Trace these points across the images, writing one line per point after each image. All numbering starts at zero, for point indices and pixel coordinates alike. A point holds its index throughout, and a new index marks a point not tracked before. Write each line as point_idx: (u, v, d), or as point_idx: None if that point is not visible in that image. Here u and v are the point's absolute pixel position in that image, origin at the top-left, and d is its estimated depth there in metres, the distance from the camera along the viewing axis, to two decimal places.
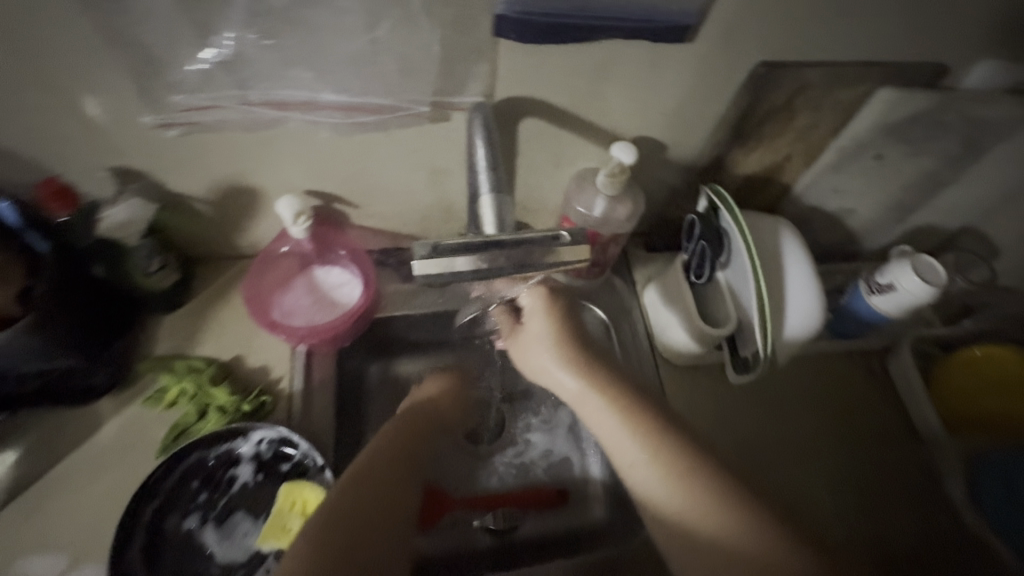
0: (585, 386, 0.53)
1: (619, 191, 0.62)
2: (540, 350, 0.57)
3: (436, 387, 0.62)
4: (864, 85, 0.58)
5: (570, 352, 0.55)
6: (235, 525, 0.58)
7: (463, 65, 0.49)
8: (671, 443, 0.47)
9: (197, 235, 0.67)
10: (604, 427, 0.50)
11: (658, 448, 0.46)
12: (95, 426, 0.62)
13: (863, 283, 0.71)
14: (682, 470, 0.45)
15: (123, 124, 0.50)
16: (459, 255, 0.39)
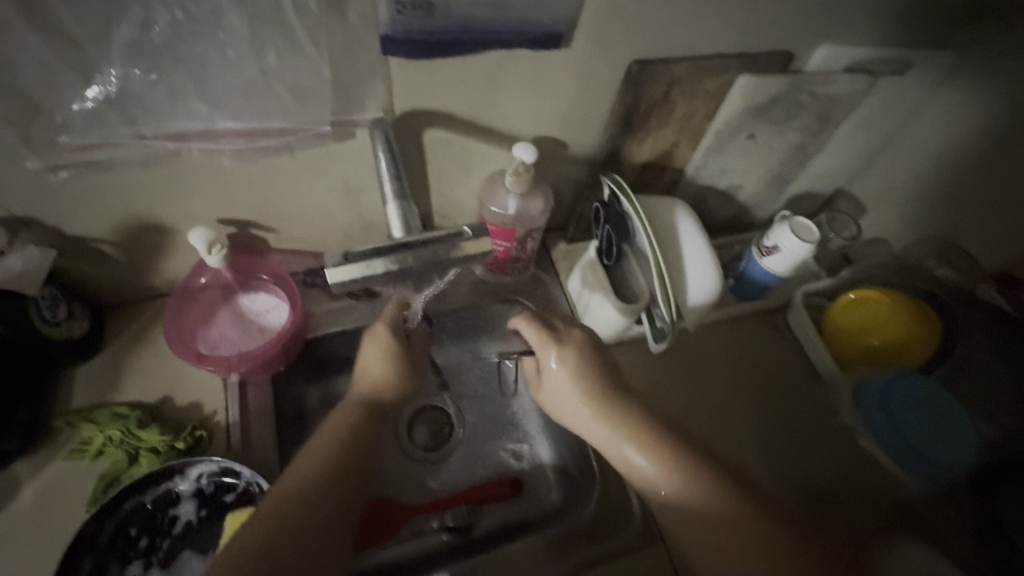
0: (618, 433, 0.59)
1: (528, 190, 0.66)
2: (568, 401, 0.62)
3: (378, 356, 0.61)
4: (726, 74, 0.66)
5: (593, 396, 0.61)
6: (183, 566, 0.57)
7: (358, 85, 0.52)
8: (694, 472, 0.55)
9: (105, 278, 0.65)
10: (630, 454, 0.58)
11: (686, 480, 0.55)
12: (13, 491, 0.58)
13: (755, 248, 0.79)
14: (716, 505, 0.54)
15: (8, 174, 0.49)
16: (372, 259, 0.41)
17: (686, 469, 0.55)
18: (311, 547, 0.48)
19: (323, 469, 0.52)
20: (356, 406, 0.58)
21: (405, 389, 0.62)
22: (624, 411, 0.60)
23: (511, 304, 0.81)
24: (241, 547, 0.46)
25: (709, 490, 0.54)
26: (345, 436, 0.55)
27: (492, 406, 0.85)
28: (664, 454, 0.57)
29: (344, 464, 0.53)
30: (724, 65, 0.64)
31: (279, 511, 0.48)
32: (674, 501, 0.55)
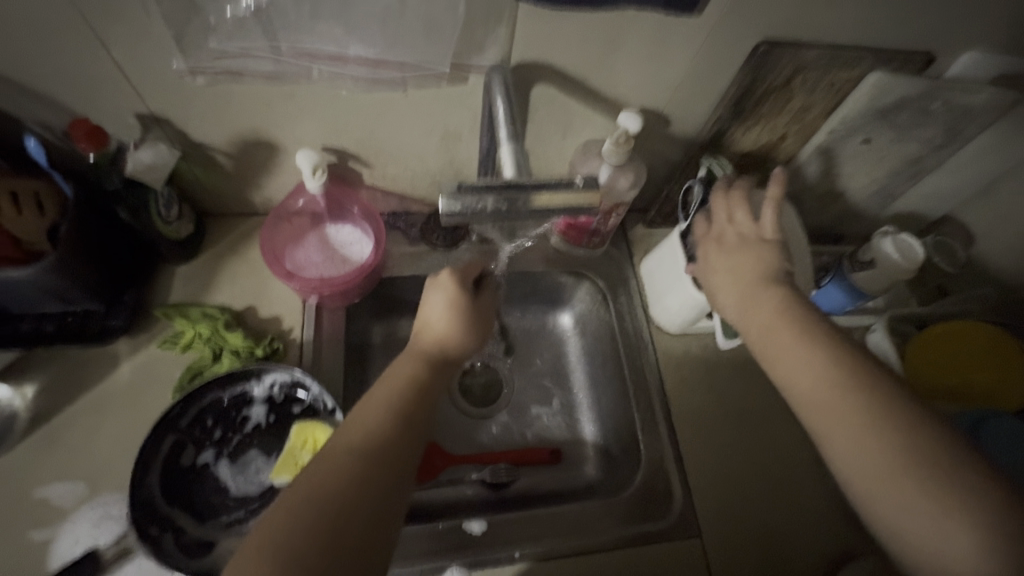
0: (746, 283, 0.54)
1: (624, 161, 0.65)
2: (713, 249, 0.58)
3: (442, 307, 0.58)
4: (857, 68, 0.62)
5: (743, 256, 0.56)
6: (248, 463, 0.61)
7: (484, 28, 0.52)
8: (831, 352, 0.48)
9: (214, 188, 0.69)
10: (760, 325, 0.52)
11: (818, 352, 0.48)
12: (111, 365, 0.64)
13: (846, 260, 0.75)
14: (854, 385, 0.45)
15: (153, 68, 0.52)
16: (484, 194, 0.42)
17: (835, 362, 0.47)
18: (371, 503, 0.43)
19: (379, 420, 0.48)
20: (413, 359, 0.54)
21: (469, 338, 0.58)
22: (769, 299, 0.52)
23: (581, 278, 0.81)
24: (297, 507, 0.41)
25: (858, 392, 0.45)
26: (403, 389, 0.51)
27: (542, 376, 0.84)
28: (813, 339, 0.49)
29: (400, 412, 0.49)
30: (858, 57, 0.60)
31: (336, 463, 0.44)
32: (805, 391, 0.47)
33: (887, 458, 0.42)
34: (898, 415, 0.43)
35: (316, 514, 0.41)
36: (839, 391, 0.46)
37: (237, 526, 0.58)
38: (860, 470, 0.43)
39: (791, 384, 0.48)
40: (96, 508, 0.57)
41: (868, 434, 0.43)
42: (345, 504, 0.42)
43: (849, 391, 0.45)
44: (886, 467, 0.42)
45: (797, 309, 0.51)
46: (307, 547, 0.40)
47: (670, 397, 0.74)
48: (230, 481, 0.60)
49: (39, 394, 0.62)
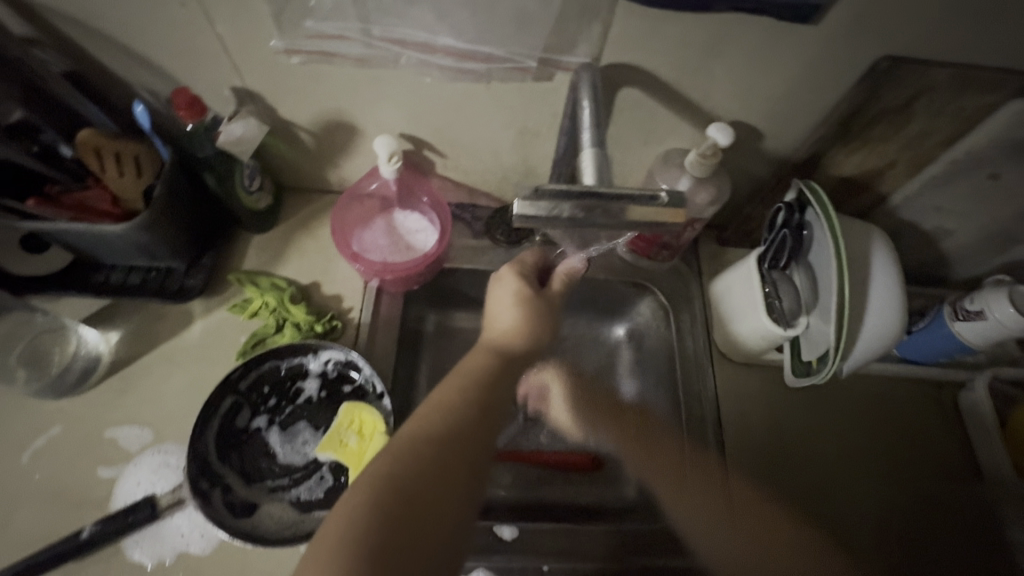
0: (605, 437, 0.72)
1: (707, 175, 0.61)
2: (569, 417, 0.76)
3: (509, 299, 0.56)
4: (996, 94, 0.54)
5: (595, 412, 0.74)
6: (296, 433, 0.63)
7: (578, 24, 0.50)
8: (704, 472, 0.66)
9: (295, 164, 0.71)
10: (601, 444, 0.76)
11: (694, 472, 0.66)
12: (185, 323, 0.68)
13: (949, 307, 0.67)
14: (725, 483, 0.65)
15: (252, 46, 0.54)
16: (562, 201, 0.40)
17: (654, 455, 0.67)
18: (436, 503, 0.42)
19: (453, 412, 0.47)
20: (484, 350, 0.52)
21: (538, 332, 0.54)
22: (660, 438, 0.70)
23: (643, 291, 0.78)
24: (357, 504, 0.40)
25: (693, 484, 0.65)
26: (475, 379, 0.49)
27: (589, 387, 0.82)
28: (632, 438, 0.68)
29: (472, 412, 0.47)
30: (999, 83, 0.53)
31: (403, 457, 0.43)
32: (670, 499, 0.65)
33: (716, 516, 0.63)
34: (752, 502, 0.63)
35: (381, 510, 0.40)
36: (694, 502, 0.64)
37: (280, 493, 0.60)
38: (699, 540, 0.62)
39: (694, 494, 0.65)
40: (157, 455, 0.60)
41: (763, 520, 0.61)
42: (417, 492, 0.42)
43: (691, 481, 0.65)
44: (732, 529, 0.61)
45: (623, 425, 0.70)
46: (363, 552, 0.38)
47: (725, 429, 0.69)
48: (279, 448, 0.63)
49: (121, 341, 0.66)
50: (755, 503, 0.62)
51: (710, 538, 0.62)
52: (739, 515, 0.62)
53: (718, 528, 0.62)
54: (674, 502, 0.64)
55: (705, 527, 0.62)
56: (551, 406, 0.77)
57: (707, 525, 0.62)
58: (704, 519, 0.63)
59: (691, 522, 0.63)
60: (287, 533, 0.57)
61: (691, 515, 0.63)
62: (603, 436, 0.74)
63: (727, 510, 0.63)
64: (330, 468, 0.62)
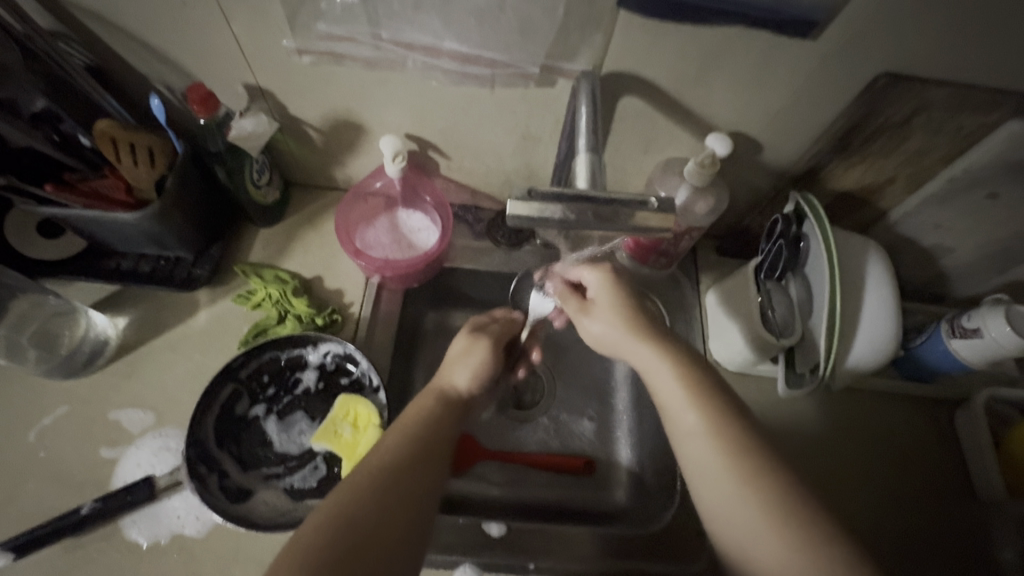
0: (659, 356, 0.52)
1: (705, 184, 0.62)
2: (604, 303, 0.57)
3: (462, 348, 0.60)
4: (994, 114, 0.55)
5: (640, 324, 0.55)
6: (293, 423, 0.65)
7: (580, 34, 0.51)
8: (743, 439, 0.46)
9: (303, 161, 0.73)
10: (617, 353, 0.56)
11: (725, 437, 0.46)
12: (191, 311, 0.69)
13: (945, 324, 0.67)
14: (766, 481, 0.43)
15: (265, 45, 0.56)
16: (553, 203, 0.41)
17: (698, 371, 0.51)
18: (389, 530, 0.42)
19: (402, 444, 0.48)
20: (430, 396, 0.55)
21: (480, 376, 0.58)
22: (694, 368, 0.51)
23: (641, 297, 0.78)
24: (311, 530, 0.40)
25: (755, 452, 0.45)
26: (423, 419, 0.51)
27: (585, 390, 0.82)
28: (655, 342, 0.53)
29: (420, 445, 0.48)
30: (996, 102, 0.53)
31: (356, 481, 0.43)
32: (691, 446, 0.47)
33: (777, 524, 0.41)
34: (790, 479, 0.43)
35: (333, 531, 0.40)
36: (758, 484, 0.43)
37: (274, 480, 0.61)
38: (735, 514, 0.43)
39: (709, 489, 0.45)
40: (157, 438, 0.62)
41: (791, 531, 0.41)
42: (368, 513, 0.42)
43: (749, 450, 0.45)
44: (788, 543, 0.40)
45: (667, 346, 0.53)
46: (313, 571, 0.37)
47: None
48: (275, 437, 0.64)
49: (128, 326, 0.68)
50: (828, 523, 0.41)
51: (762, 543, 0.41)
52: (805, 526, 0.41)
53: (759, 496, 0.43)
54: (695, 474, 0.47)
55: (766, 507, 0.42)
56: (594, 295, 0.59)
57: (770, 502, 0.42)
58: (765, 523, 0.42)
59: (752, 511, 0.43)
60: (279, 519, 0.58)
61: (747, 507, 0.43)
62: (636, 347, 0.54)
63: (793, 530, 0.41)
64: (325, 458, 0.63)
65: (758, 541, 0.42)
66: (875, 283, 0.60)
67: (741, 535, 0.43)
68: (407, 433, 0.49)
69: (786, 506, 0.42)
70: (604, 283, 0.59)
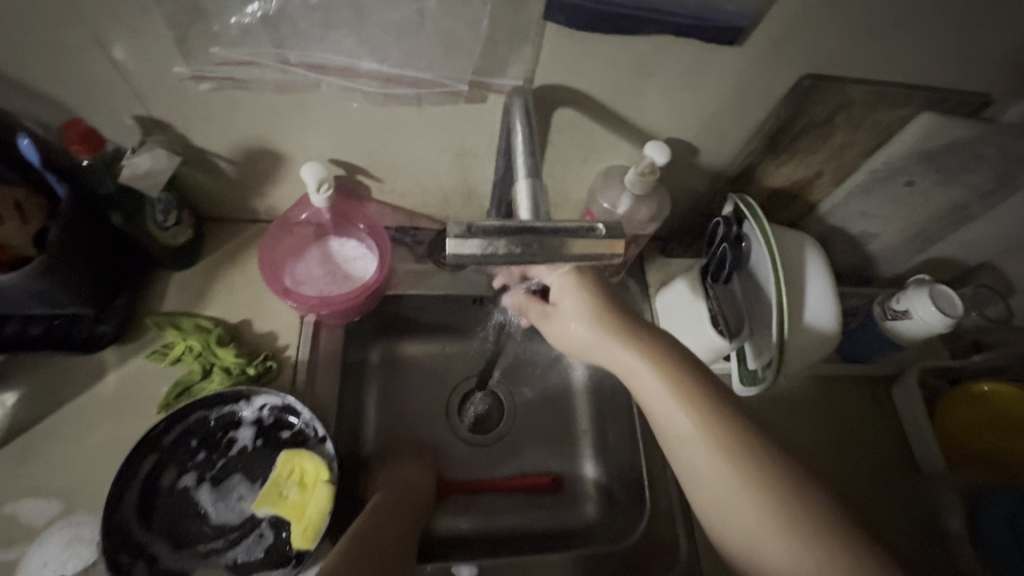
0: (637, 355, 0.50)
1: (646, 192, 0.61)
2: (571, 305, 0.55)
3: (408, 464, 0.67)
4: (906, 108, 0.57)
5: (619, 324, 0.52)
6: (230, 489, 0.58)
7: (507, 47, 0.48)
8: (738, 439, 0.45)
9: (216, 194, 0.66)
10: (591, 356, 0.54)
11: (719, 436, 0.45)
12: (97, 376, 0.61)
13: (878, 308, 0.71)
14: (764, 481, 0.42)
15: (154, 73, 0.49)
16: (496, 237, 0.38)
17: (686, 368, 0.49)
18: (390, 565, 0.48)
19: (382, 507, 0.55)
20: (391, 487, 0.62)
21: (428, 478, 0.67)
22: (673, 362, 0.49)
23: None
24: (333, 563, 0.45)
25: (757, 455, 0.44)
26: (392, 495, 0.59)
27: (546, 407, 0.80)
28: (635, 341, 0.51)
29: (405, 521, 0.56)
30: (908, 97, 0.56)
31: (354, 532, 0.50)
32: (689, 449, 0.46)
33: (782, 530, 0.40)
34: (794, 480, 0.42)
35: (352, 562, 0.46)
36: (757, 485, 0.42)
37: (214, 557, 0.55)
38: (739, 520, 0.42)
39: (716, 507, 0.44)
40: (67, 529, 0.54)
41: (788, 535, 0.40)
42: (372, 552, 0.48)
43: (746, 451, 0.44)
44: (795, 548, 0.39)
45: (647, 342, 0.51)
46: None
47: None
48: (210, 508, 0.57)
49: (20, 401, 0.59)
50: (834, 522, 0.40)
51: (764, 550, 0.41)
52: (812, 530, 0.40)
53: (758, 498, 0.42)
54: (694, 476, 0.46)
55: (773, 518, 0.41)
56: (562, 300, 0.56)
57: (770, 504, 0.41)
58: (767, 525, 0.41)
59: (752, 515, 0.42)
60: None
61: (748, 511, 0.42)
62: (614, 348, 0.52)
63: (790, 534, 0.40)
64: (270, 524, 0.57)
65: (764, 553, 0.41)
66: (811, 270, 0.62)
67: (744, 541, 0.42)
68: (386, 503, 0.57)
69: (794, 511, 0.41)
70: (567, 286, 0.55)
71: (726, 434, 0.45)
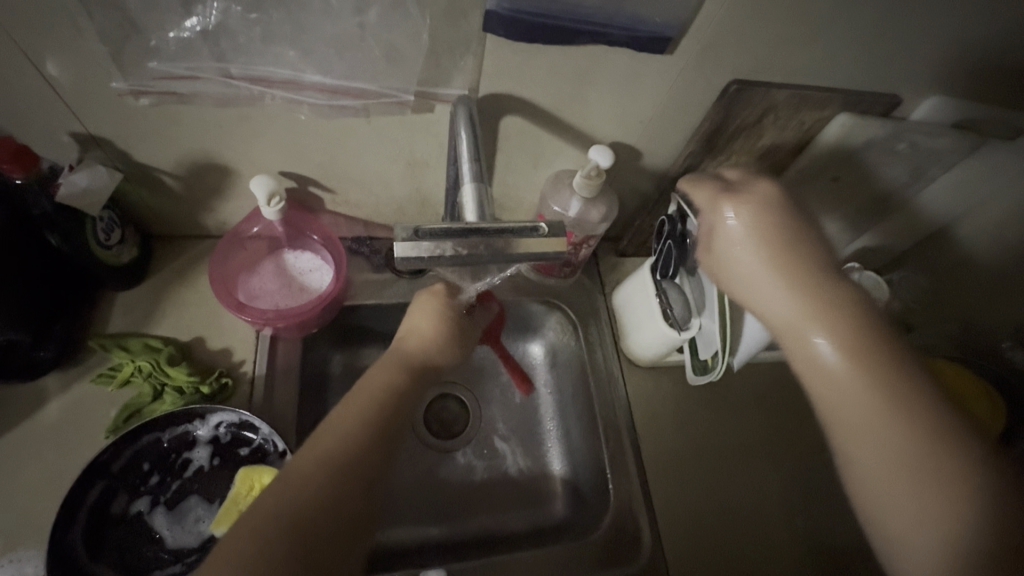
0: (850, 347, 0.46)
1: (594, 194, 0.63)
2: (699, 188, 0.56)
3: (428, 315, 0.59)
4: (826, 109, 0.62)
5: (788, 259, 0.51)
6: (187, 510, 0.57)
7: (450, 58, 0.50)
8: (904, 419, 0.43)
9: (162, 211, 0.65)
10: (763, 303, 0.51)
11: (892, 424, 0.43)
12: (38, 403, 0.58)
13: None
14: (915, 459, 0.42)
15: (89, 88, 0.48)
16: (443, 239, 0.40)
17: (866, 339, 0.46)
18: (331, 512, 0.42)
19: (352, 432, 0.46)
20: (393, 364, 0.54)
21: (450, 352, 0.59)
22: (855, 327, 0.47)
23: (552, 307, 0.79)
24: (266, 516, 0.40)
25: (898, 422, 0.43)
26: (377, 396, 0.50)
27: (512, 408, 0.81)
28: (837, 323, 0.47)
29: (378, 425, 0.48)
30: (827, 99, 0.60)
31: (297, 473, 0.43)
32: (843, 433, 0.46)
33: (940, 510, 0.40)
34: (936, 438, 0.42)
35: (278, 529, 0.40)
36: (907, 455, 0.42)
37: None
38: (901, 514, 0.42)
39: (871, 481, 0.44)
40: (9, 566, 0.51)
41: (925, 505, 0.41)
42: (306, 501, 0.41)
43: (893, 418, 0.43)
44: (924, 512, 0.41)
45: (819, 297, 0.49)
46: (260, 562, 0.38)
47: (641, 433, 0.72)
48: (167, 531, 0.55)
49: None
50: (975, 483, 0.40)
51: (895, 517, 0.42)
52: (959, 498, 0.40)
53: (943, 491, 0.40)
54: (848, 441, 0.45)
55: (888, 476, 0.42)
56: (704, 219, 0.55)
57: (912, 477, 0.42)
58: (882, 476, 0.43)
59: (890, 498, 0.42)
60: None
61: (888, 482, 0.42)
62: (803, 331, 0.48)
63: (885, 468, 0.43)
64: None
65: (896, 521, 0.42)
66: None
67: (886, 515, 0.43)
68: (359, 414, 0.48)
69: (927, 476, 0.41)
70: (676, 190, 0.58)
71: (901, 422, 0.43)
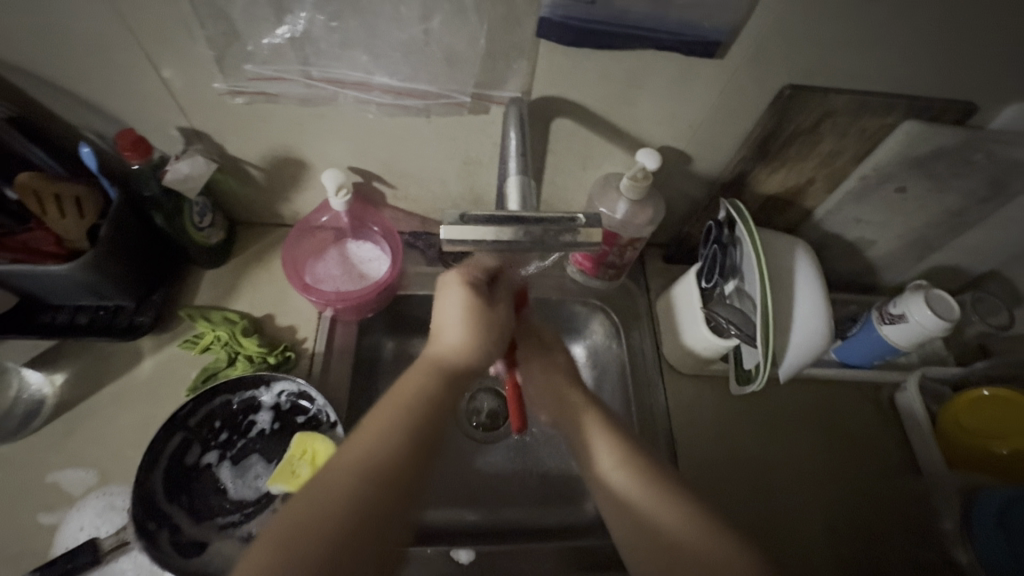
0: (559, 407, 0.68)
1: (641, 196, 0.64)
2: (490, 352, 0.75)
3: (454, 312, 0.54)
4: (889, 115, 0.59)
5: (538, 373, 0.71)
6: (249, 467, 0.63)
7: (505, 63, 0.54)
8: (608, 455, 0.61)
9: (246, 200, 0.73)
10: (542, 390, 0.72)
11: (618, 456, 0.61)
12: (134, 361, 0.67)
13: (875, 312, 0.71)
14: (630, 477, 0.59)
15: (195, 87, 0.56)
16: (485, 225, 0.43)
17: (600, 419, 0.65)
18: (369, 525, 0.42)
19: (393, 442, 0.45)
20: (424, 367, 0.51)
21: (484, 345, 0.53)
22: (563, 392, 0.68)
23: (594, 309, 0.80)
24: (303, 524, 0.41)
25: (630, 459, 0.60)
26: (420, 400, 0.48)
27: None
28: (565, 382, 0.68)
29: (400, 437, 0.46)
30: (890, 105, 0.58)
31: (335, 484, 0.42)
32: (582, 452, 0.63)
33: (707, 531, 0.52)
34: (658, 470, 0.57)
35: (314, 539, 0.40)
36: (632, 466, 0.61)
37: (231, 529, 0.59)
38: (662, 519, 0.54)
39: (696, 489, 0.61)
40: (101, 498, 0.59)
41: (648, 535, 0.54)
42: (345, 515, 0.41)
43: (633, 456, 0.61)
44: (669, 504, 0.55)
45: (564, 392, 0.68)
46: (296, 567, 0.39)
47: (678, 440, 0.71)
48: (230, 484, 0.62)
49: (67, 382, 0.65)
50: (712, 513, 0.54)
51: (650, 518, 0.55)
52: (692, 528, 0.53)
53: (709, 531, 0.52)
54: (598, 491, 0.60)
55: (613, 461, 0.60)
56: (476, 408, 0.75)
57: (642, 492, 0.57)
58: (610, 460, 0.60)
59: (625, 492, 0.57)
60: None
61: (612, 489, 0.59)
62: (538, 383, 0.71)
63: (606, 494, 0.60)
64: (284, 501, 0.61)
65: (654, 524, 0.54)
66: (803, 272, 0.64)
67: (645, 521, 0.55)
68: (405, 422, 0.46)
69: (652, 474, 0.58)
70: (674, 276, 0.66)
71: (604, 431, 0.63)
